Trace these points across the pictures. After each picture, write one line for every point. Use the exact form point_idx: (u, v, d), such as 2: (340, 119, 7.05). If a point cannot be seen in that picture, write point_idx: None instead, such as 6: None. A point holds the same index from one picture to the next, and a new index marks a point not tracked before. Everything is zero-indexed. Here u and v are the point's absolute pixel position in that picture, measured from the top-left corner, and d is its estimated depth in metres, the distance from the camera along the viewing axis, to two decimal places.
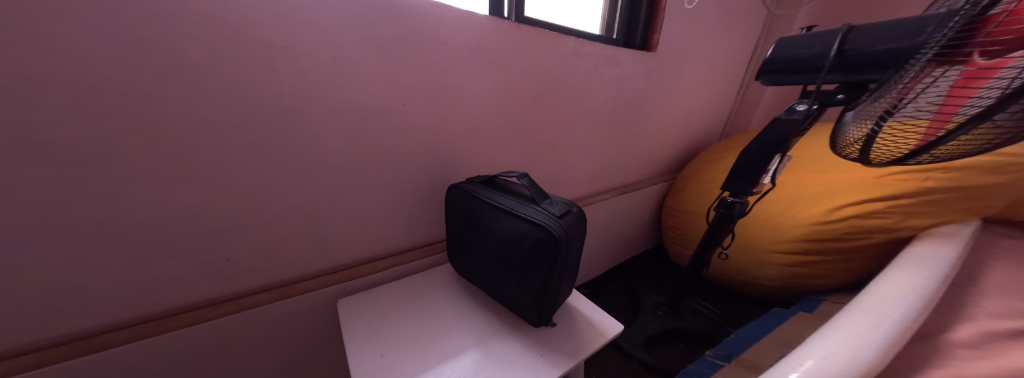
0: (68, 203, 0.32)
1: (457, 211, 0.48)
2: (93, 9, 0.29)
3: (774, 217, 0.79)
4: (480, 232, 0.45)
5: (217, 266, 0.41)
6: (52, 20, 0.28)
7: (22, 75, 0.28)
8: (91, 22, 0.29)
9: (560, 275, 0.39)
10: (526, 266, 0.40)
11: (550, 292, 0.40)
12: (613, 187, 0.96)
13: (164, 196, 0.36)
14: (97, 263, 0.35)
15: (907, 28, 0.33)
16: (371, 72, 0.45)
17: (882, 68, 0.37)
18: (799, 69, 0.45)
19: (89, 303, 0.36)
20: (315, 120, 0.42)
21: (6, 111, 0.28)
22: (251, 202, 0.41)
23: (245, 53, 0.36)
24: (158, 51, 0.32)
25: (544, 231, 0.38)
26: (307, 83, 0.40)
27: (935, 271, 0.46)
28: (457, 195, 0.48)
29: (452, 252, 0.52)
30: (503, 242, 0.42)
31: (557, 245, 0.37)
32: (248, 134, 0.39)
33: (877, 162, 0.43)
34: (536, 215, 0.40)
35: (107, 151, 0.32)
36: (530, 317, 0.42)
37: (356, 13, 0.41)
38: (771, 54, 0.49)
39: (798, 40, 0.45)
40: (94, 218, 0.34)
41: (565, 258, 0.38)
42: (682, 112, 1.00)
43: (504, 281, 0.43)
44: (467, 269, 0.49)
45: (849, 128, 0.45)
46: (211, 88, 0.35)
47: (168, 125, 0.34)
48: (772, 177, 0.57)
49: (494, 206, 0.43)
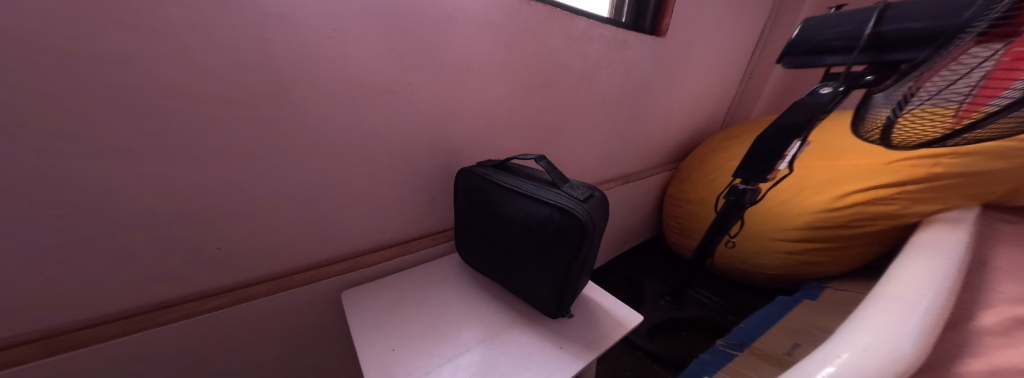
0: (25, 188, 0.28)
1: (469, 197, 0.46)
2: None
3: (780, 204, 0.79)
4: (494, 218, 0.43)
5: (207, 258, 0.38)
6: None
7: None
8: None
9: (584, 262, 0.37)
10: (546, 253, 0.38)
11: (572, 280, 0.38)
12: (618, 176, 0.94)
13: (143, 181, 0.32)
14: (65, 256, 0.31)
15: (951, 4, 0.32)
16: (375, 47, 0.41)
17: (920, 46, 0.35)
18: (828, 49, 0.44)
19: (58, 301, 0.31)
20: (314, 98, 0.39)
21: None
22: (245, 187, 0.38)
23: (232, 18, 0.31)
24: (129, 12, 0.27)
25: (568, 215, 0.36)
26: (304, 56, 0.36)
27: (952, 256, 0.46)
28: (468, 179, 0.46)
29: (463, 240, 0.49)
30: (521, 228, 0.40)
31: (583, 230, 0.35)
32: (239, 112, 0.35)
33: (903, 145, 0.42)
34: (557, 199, 0.38)
35: (72, 129, 0.28)
36: (548, 308, 0.41)
37: None
38: (797, 35, 0.47)
39: (829, 18, 0.43)
40: (60, 204, 0.29)
41: (589, 245, 0.36)
42: (687, 100, 0.99)
43: (521, 270, 0.41)
44: (480, 258, 0.47)
45: (874, 111, 0.44)
46: (194, 58, 0.31)
47: (143, 98, 0.30)
48: (788, 163, 0.56)
49: (511, 191, 0.41)
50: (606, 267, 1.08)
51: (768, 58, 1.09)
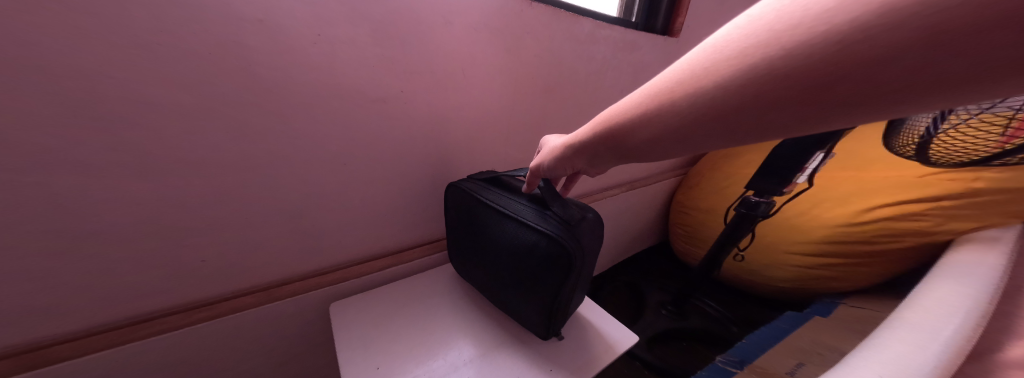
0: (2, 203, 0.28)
1: (459, 212, 0.45)
2: None
3: (797, 216, 0.74)
4: (482, 238, 0.41)
5: (192, 269, 0.38)
6: None
7: None
8: None
9: (571, 289, 0.36)
10: (532, 277, 0.37)
11: (558, 306, 0.36)
12: (623, 182, 0.91)
13: (123, 193, 0.32)
14: (45, 269, 0.31)
15: None
16: (363, 53, 0.40)
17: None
18: None
19: (39, 314, 0.32)
20: (297, 107, 0.38)
21: None
22: (229, 198, 0.37)
23: (208, 25, 0.30)
24: (100, 22, 0.27)
25: (552, 241, 0.34)
26: (286, 64, 0.36)
27: (986, 281, 0.42)
28: (457, 193, 0.45)
29: (454, 253, 0.48)
30: (507, 250, 0.38)
31: (569, 256, 0.34)
32: (219, 123, 0.34)
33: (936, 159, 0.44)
34: (545, 223, 0.36)
35: (47, 142, 0.28)
36: (538, 331, 0.39)
37: None
38: None
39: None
40: (36, 217, 0.29)
41: (577, 272, 0.35)
42: None
43: (509, 292, 0.40)
44: (470, 273, 0.46)
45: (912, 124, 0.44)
46: (170, 69, 0.30)
47: (118, 110, 0.29)
48: (809, 176, 0.52)
49: (497, 211, 0.39)
50: (608, 272, 1.06)
51: None
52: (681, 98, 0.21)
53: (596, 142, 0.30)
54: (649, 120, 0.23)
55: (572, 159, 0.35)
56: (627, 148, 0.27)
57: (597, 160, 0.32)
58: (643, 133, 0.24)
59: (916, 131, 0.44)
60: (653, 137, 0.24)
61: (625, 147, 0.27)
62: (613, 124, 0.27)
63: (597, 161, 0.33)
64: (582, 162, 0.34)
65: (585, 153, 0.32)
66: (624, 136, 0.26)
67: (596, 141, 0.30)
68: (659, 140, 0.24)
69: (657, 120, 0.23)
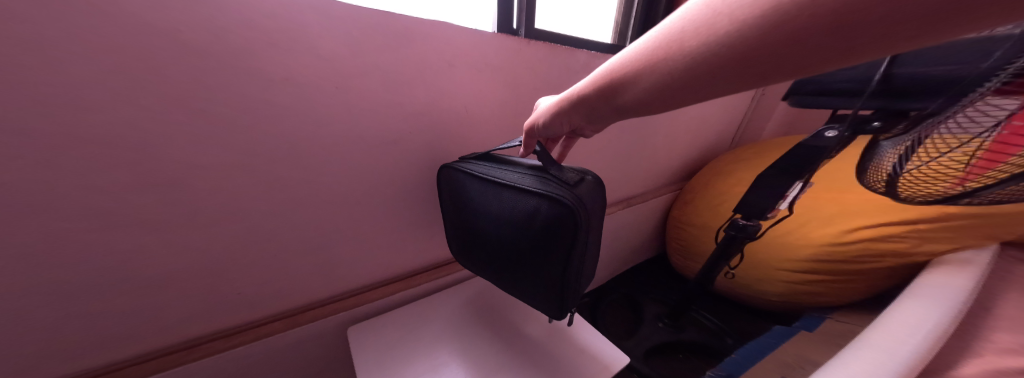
0: (86, 250, 0.35)
1: (458, 194, 0.48)
2: (91, 71, 0.30)
3: (785, 234, 0.78)
4: (486, 213, 0.45)
5: (232, 299, 0.44)
6: (56, 85, 0.29)
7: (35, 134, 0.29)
8: (91, 82, 0.30)
9: (583, 247, 0.39)
10: (541, 243, 0.40)
11: (574, 266, 0.39)
12: (620, 200, 0.96)
13: (174, 240, 0.38)
14: (120, 302, 0.38)
15: (965, 53, 0.33)
16: (374, 101, 0.44)
17: (931, 90, 0.38)
18: (951, 79, 0.34)
19: (119, 336, 0.40)
20: (316, 154, 0.43)
21: (38, 170, 0.31)
22: (259, 237, 0.43)
23: (240, 93, 0.36)
24: (157, 102, 0.33)
25: (555, 202, 0.38)
26: (306, 118, 0.40)
27: (950, 301, 0.46)
28: (453, 178, 0.49)
29: (461, 237, 0.51)
30: (512, 219, 0.42)
31: (573, 214, 0.37)
32: (250, 174, 0.40)
33: (907, 197, 0.47)
34: (549, 187, 0.39)
35: (115, 201, 0.34)
36: (549, 303, 0.43)
37: (353, 41, 0.40)
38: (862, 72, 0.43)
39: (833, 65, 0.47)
40: (112, 261, 0.36)
41: (584, 228, 0.38)
42: (692, 122, 1.00)
43: (524, 262, 0.43)
44: (478, 252, 0.49)
45: (880, 160, 0.47)
46: (209, 134, 0.36)
47: (170, 171, 0.36)
48: (789, 203, 0.59)
49: (498, 182, 0.43)
50: (607, 284, 1.10)
51: None
52: (697, 38, 0.23)
53: (593, 96, 0.34)
54: (647, 69, 0.27)
55: (570, 113, 0.39)
56: (623, 101, 0.31)
57: (594, 115, 0.36)
58: (648, 79, 0.27)
59: (884, 169, 0.47)
60: (657, 84, 0.27)
61: (620, 100, 0.32)
62: (611, 79, 0.31)
63: (593, 116, 0.37)
64: (579, 117, 0.38)
65: (583, 108, 0.36)
66: (622, 90, 0.30)
67: (593, 96, 0.34)
68: (662, 88, 0.27)
69: (654, 71, 0.26)
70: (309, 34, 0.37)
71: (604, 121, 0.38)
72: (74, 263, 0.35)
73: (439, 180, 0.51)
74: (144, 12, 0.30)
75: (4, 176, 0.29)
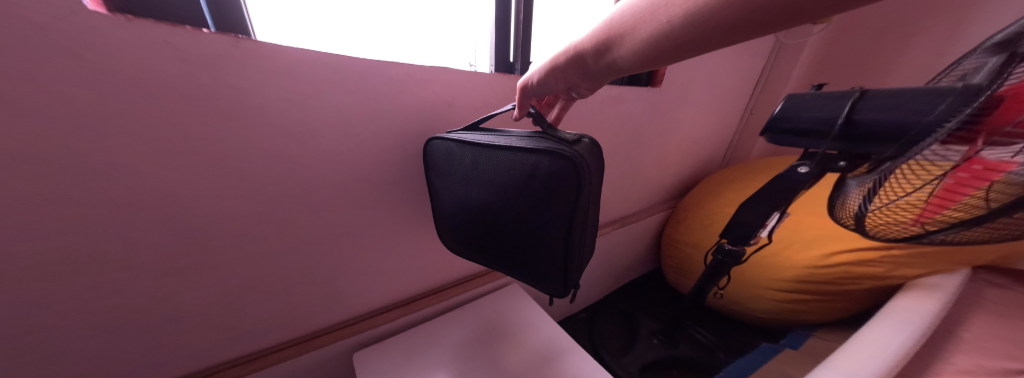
0: (122, 286, 0.39)
1: (447, 161, 0.47)
2: (133, 131, 0.34)
3: (771, 255, 0.81)
4: (483, 180, 0.44)
5: (246, 329, 0.49)
6: (105, 145, 0.33)
7: (83, 186, 0.34)
8: (133, 141, 0.34)
9: (587, 204, 0.39)
10: (541, 202, 0.40)
11: (578, 223, 0.39)
12: (614, 220, 1.00)
13: (196, 277, 0.42)
14: (151, 332, 0.43)
15: (924, 100, 0.40)
16: (379, 144, 0.48)
17: (885, 138, 0.43)
18: (904, 128, 0.41)
19: (148, 363, 0.44)
20: (325, 196, 0.47)
21: (86, 217, 0.35)
22: (275, 270, 0.48)
23: (260, 144, 0.40)
24: (186, 156, 0.37)
25: (556, 155, 0.37)
26: (316, 162, 0.44)
27: (914, 327, 0.50)
28: (444, 148, 0.47)
29: (450, 208, 0.50)
30: (510, 179, 0.41)
31: (576, 167, 0.37)
32: (267, 215, 0.44)
33: (875, 234, 0.50)
34: (549, 145, 0.39)
35: (147, 243, 0.38)
36: (554, 266, 0.43)
37: (360, 91, 0.44)
38: (826, 113, 0.48)
39: (800, 102, 0.52)
40: (144, 295, 0.40)
41: (586, 182, 0.37)
42: (684, 141, 1.05)
43: (525, 225, 0.42)
44: (472, 220, 0.48)
45: (848, 199, 0.52)
46: (229, 180, 0.40)
47: (197, 215, 0.40)
48: (769, 232, 0.63)
49: (494, 145, 0.41)
50: (604, 300, 1.12)
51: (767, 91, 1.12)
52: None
53: (591, 47, 0.37)
54: (645, 21, 0.31)
55: (566, 68, 0.42)
56: (618, 55, 0.35)
57: (587, 68, 0.40)
58: (647, 28, 0.31)
59: (851, 207, 0.52)
60: (654, 32, 0.31)
61: (615, 54, 0.35)
62: (610, 31, 0.34)
63: (587, 70, 0.40)
64: (574, 72, 0.42)
65: (580, 62, 0.40)
66: (620, 42, 0.34)
67: (591, 49, 0.37)
68: (659, 38, 0.31)
69: (653, 22, 0.30)
70: (320, 85, 0.41)
71: (596, 81, 0.42)
72: (115, 301, 0.39)
73: (428, 152, 0.50)
74: (178, 79, 0.34)
75: (59, 223, 0.34)
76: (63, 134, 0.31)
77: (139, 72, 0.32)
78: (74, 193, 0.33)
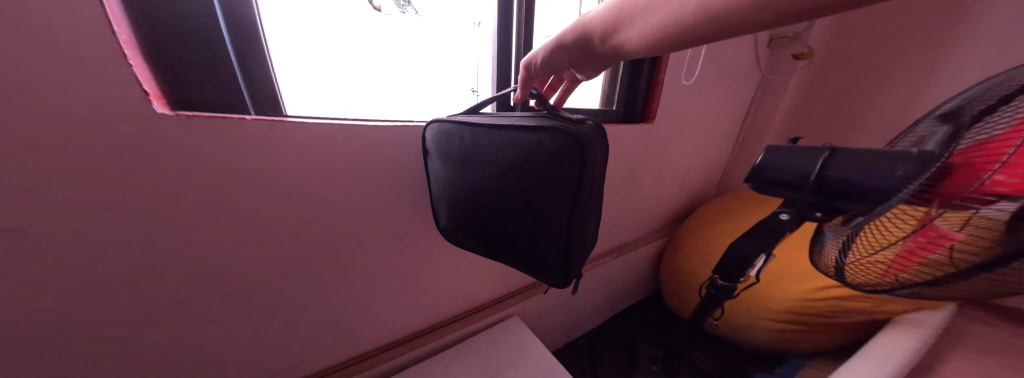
0: (174, 328, 0.47)
1: (457, 149, 0.48)
2: (194, 202, 0.42)
3: (765, 287, 0.84)
4: (488, 162, 0.44)
5: (272, 368, 0.59)
6: (170, 214, 0.42)
7: (150, 247, 0.42)
8: (193, 210, 0.43)
9: (592, 180, 0.37)
10: (543, 180, 0.39)
11: (582, 201, 0.38)
12: (611, 250, 1.03)
13: (234, 322, 0.52)
14: (190, 367, 0.50)
15: (886, 162, 0.45)
16: (383, 196, 0.58)
17: (853, 195, 0.48)
18: (874, 190, 0.45)
19: None
20: (342, 248, 0.57)
21: (151, 272, 0.43)
22: (297, 312, 0.57)
23: (288, 205, 0.49)
24: (233, 219, 0.46)
25: (559, 133, 0.37)
26: (333, 215, 0.54)
27: (888, 367, 0.56)
28: (451, 133, 0.49)
29: (459, 193, 0.51)
30: (514, 159, 0.41)
31: (580, 142, 0.36)
32: (293, 267, 0.54)
33: (854, 283, 0.53)
34: (552, 122, 0.39)
35: (195, 291, 0.47)
36: (557, 251, 0.42)
37: (371, 156, 0.54)
38: (798, 168, 0.52)
39: (777, 157, 0.55)
40: (189, 335, 0.48)
41: (593, 159, 0.36)
42: (680, 171, 1.10)
43: (528, 205, 0.42)
44: (480, 203, 0.48)
45: (828, 249, 0.56)
46: (263, 234, 0.49)
47: (235, 264, 0.48)
48: (757, 271, 0.68)
49: (498, 126, 0.42)
50: (603, 325, 1.15)
51: (755, 121, 1.20)
52: None
53: (598, 28, 0.39)
54: (649, 9, 0.33)
55: (574, 48, 0.45)
56: (624, 39, 0.37)
57: (594, 48, 0.43)
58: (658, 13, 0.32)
59: (829, 258, 0.56)
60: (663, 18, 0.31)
61: (620, 38, 0.38)
62: (618, 14, 0.36)
63: (594, 49, 0.43)
64: (580, 51, 0.45)
65: (587, 42, 0.42)
66: (625, 26, 0.36)
67: (598, 31, 0.40)
68: (666, 22, 0.31)
69: (656, 13, 0.32)
70: (336, 155, 0.50)
71: (603, 62, 0.44)
72: (165, 341, 0.47)
73: (437, 138, 0.52)
74: (229, 159, 0.43)
75: (130, 278, 0.42)
76: (139, 208, 0.40)
77: (198, 156, 0.41)
78: (145, 253, 0.42)
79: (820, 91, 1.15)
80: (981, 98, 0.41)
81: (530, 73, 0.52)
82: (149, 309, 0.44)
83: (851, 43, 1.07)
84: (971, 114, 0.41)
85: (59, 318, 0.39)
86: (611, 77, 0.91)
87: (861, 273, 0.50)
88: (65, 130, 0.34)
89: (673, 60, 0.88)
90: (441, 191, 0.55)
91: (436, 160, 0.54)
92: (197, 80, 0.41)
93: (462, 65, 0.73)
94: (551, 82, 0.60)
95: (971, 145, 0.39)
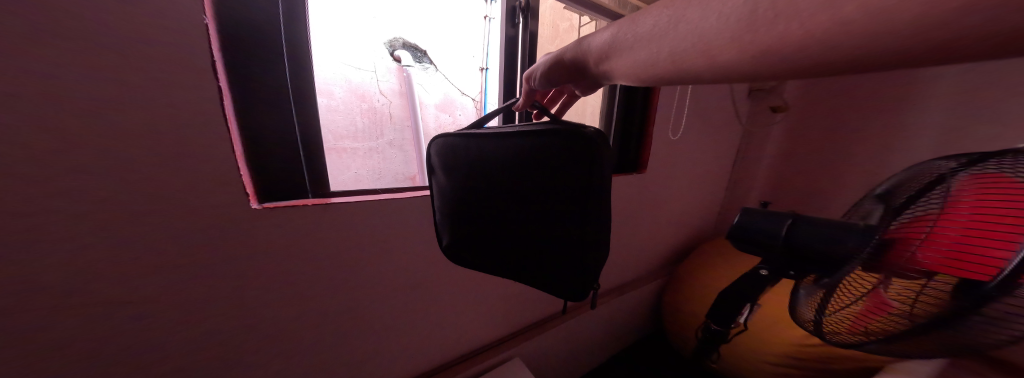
0: (217, 372, 0.55)
1: (458, 166, 0.48)
2: (249, 266, 0.52)
3: (761, 330, 0.88)
4: (492, 172, 0.43)
5: None
6: (228, 278, 0.51)
7: (207, 305, 0.51)
8: (247, 273, 0.52)
9: (602, 189, 0.35)
10: (545, 185, 0.38)
11: (591, 213, 0.35)
12: (611, 289, 1.09)
13: (265, 365, 0.60)
14: None
15: (847, 230, 0.49)
16: (402, 250, 0.68)
17: (818, 258, 0.51)
18: (837, 256, 0.48)
19: None
20: (365, 296, 0.66)
21: (205, 326, 0.52)
22: (317, 356, 0.65)
23: (322, 263, 0.59)
24: (277, 277, 0.55)
25: (560, 131, 0.35)
26: (360, 270, 0.64)
27: None
28: (454, 145, 0.48)
29: (461, 208, 0.50)
30: (512, 166, 0.40)
31: (588, 146, 0.34)
32: (320, 315, 0.62)
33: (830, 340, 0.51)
34: (552, 124, 0.37)
35: (238, 339, 0.55)
36: (571, 268, 0.40)
37: (394, 217, 0.65)
38: (769, 229, 0.56)
39: (750, 221, 0.59)
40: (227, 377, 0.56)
41: (603, 166, 0.34)
42: (675, 214, 1.18)
43: (531, 213, 0.40)
44: (480, 211, 0.47)
45: (802, 306, 0.57)
46: (298, 289, 0.58)
47: (273, 315, 0.57)
48: (745, 318, 0.72)
49: (502, 133, 0.40)
50: (606, 363, 1.17)
51: (744, 166, 1.31)
52: (693, 35, 0.26)
53: (593, 52, 0.37)
54: (639, 44, 0.31)
55: (570, 65, 0.42)
56: (615, 67, 0.35)
57: (589, 69, 0.40)
58: (641, 51, 0.31)
59: (804, 319, 0.56)
60: (644, 57, 0.30)
61: (609, 65, 0.36)
62: (613, 40, 0.34)
63: (589, 70, 0.41)
64: (576, 68, 0.42)
65: (582, 64, 0.40)
66: (618, 55, 0.34)
67: (593, 54, 0.37)
68: (647, 62, 0.30)
69: (643, 51, 0.30)
70: (362, 220, 0.61)
71: (596, 80, 0.42)
72: None
73: (440, 152, 0.51)
74: (275, 230, 0.53)
75: (189, 332, 0.51)
76: (204, 275, 0.49)
77: (252, 230, 0.51)
78: (204, 311, 0.51)
79: (804, 138, 1.23)
80: (909, 186, 0.50)
81: (529, 88, 0.50)
82: (204, 356, 0.53)
83: (824, 98, 1.18)
84: (901, 199, 0.49)
85: (133, 363, 0.48)
86: (608, 106, 0.99)
87: (832, 328, 0.49)
88: (165, 219, 0.45)
89: (660, 117, 0.98)
90: (444, 202, 0.54)
91: (439, 173, 0.53)
92: (277, 172, 0.55)
93: (454, 90, 0.82)
94: (551, 96, 0.58)
95: (898, 226, 0.45)
